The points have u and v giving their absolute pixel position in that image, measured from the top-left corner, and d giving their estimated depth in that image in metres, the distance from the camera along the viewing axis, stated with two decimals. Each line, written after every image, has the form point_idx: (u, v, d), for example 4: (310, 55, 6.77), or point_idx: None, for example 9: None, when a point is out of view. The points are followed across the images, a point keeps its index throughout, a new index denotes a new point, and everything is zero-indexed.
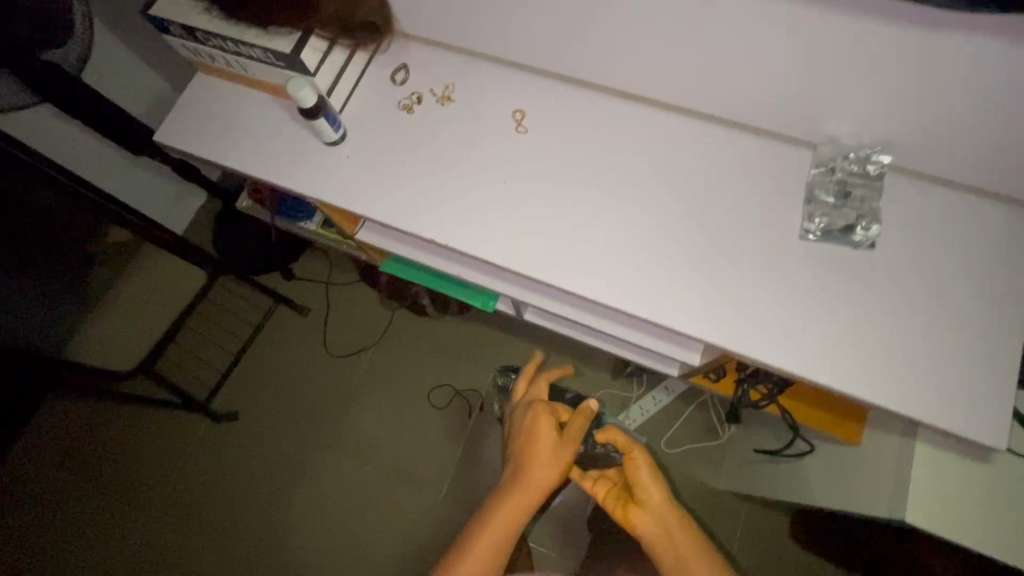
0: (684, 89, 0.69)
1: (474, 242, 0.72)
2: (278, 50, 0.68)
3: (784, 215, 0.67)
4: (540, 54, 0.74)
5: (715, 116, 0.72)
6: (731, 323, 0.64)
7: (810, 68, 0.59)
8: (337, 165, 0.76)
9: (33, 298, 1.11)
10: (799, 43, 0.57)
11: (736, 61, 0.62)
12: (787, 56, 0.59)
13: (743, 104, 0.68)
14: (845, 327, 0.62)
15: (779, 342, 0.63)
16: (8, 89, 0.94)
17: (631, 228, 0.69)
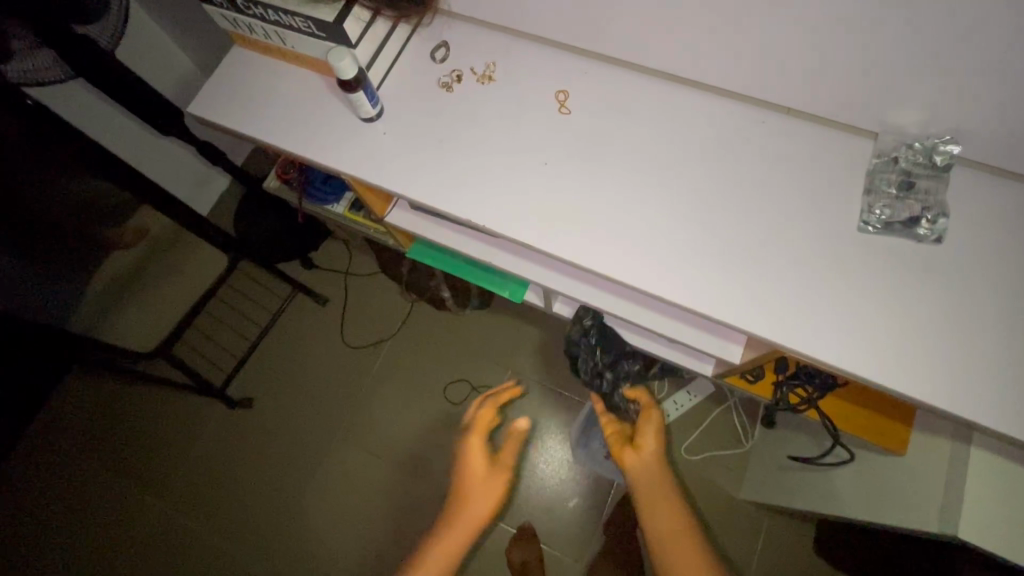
0: (739, 72, 0.66)
1: (513, 225, 0.69)
2: (322, 18, 0.66)
3: (841, 207, 0.63)
4: (587, 34, 0.72)
5: (767, 102, 0.69)
6: (785, 316, 0.61)
7: (882, 49, 0.56)
8: (374, 142, 0.74)
9: (57, 273, 1.10)
10: (873, 22, 0.54)
11: (800, 41, 0.59)
12: (858, 36, 0.55)
13: (801, 90, 0.64)
14: (906, 325, 0.58)
15: (835, 339, 0.59)
16: (48, 62, 0.94)
17: (678, 214, 0.66)
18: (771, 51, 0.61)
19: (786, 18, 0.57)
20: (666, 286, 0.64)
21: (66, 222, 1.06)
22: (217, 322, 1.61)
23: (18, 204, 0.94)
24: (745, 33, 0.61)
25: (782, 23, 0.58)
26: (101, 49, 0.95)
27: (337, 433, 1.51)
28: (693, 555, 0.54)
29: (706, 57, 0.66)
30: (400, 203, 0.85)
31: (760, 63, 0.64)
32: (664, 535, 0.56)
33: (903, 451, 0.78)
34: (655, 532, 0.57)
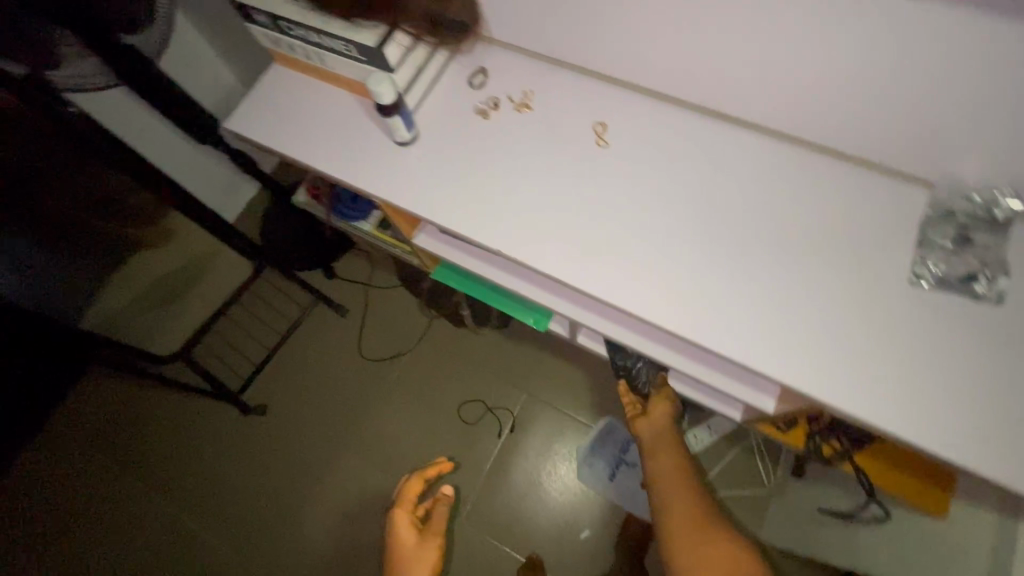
0: (787, 113, 0.64)
1: (543, 257, 0.67)
2: (364, 43, 0.65)
3: (891, 257, 0.60)
4: (628, 67, 0.70)
5: (816, 143, 0.66)
6: (825, 371, 0.57)
7: (951, 96, 0.53)
8: (407, 167, 0.74)
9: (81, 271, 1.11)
10: (936, 71, 0.51)
11: (855, 85, 0.56)
12: (917, 84, 0.53)
13: (854, 133, 0.62)
14: (961, 389, 0.54)
15: (881, 398, 0.55)
16: (89, 69, 0.96)
17: (714, 255, 0.64)
18: (827, 92, 0.59)
19: (848, 59, 0.54)
20: (700, 330, 0.61)
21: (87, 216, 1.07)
22: (237, 327, 1.62)
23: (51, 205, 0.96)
24: (800, 72, 0.59)
25: (841, 66, 0.55)
26: (144, 60, 0.97)
27: (347, 447, 1.50)
28: (684, 493, 0.82)
29: (755, 95, 0.64)
30: (428, 227, 0.85)
31: (813, 104, 0.61)
32: (666, 480, 0.84)
33: (945, 517, 0.74)
34: (662, 476, 0.85)
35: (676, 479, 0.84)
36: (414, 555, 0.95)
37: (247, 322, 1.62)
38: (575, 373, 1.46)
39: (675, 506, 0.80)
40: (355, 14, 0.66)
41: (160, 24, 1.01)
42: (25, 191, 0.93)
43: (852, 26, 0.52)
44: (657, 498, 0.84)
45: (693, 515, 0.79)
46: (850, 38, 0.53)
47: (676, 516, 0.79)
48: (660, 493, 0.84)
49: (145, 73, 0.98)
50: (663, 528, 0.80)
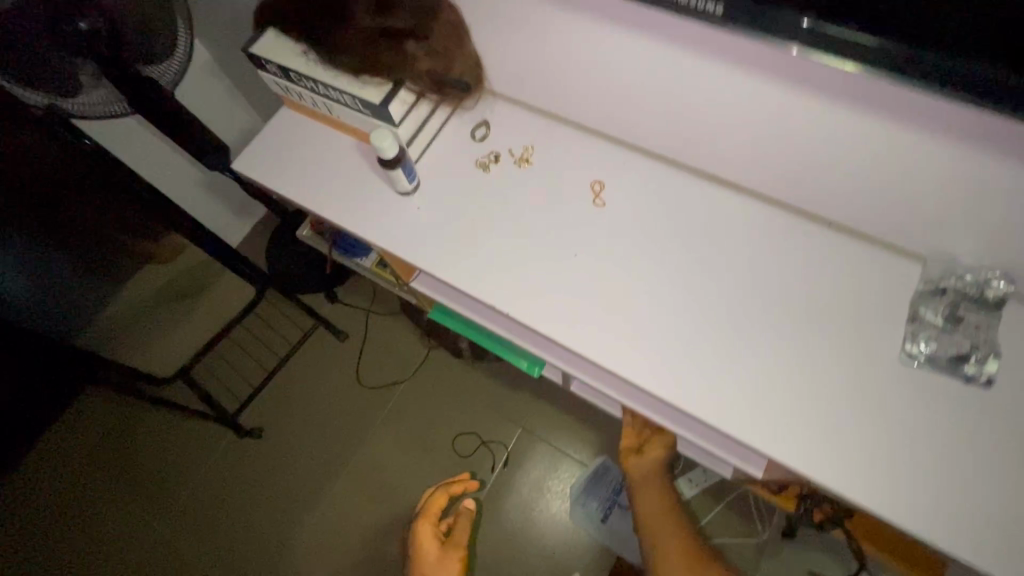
0: (782, 181, 0.65)
1: (535, 314, 0.68)
2: (367, 99, 0.68)
3: (880, 331, 0.60)
4: (628, 127, 0.72)
5: (810, 211, 0.67)
6: (811, 446, 0.57)
7: (941, 175, 0.54)
8: (408, 216, 0.75)
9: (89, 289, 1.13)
10: (928, 151, 0.52)
11: (846, 159, 0.58)
12: (908, 162, 0.54)
13: (845, 203, 0.63)
14: (948, 471, 0.54)
15: (870, 476, 0.55)
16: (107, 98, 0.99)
17: (704, 321, 0.64)
18: (823, 161, 0.60)
19: (841, 133, 0.56)
20: (691, 396, 0.61)
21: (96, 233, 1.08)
22: (236, 349, 1.63)
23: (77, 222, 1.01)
24: (798, 142, 0.60)
25: (834, 140, 0.56)
26: (161, 91, 1.00)
27: (338, 473, 1.49)
28: (671, 530, 0.87)
29: (750, 160, 0.65)
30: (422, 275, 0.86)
31: (807, 173, 0.62)
32: (655, 519, 0.88)
33: None
34: (652, 514, 0.89)
35: (660, 514, 0.89)
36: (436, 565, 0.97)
37: (246, 344, 1.63)
38: (570, 410, 1.45)
39: (662, 542, 0.86)
40: (362, 71, 0.68)
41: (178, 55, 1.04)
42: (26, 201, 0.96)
43: (845, 104, 0.53)
44: (646, 537, 0.88)
45: (681, 550, 0.84)
46: (844, 115, 0.54)
47: (664, 553, 0.85)
48: (649, 530, 0.88)
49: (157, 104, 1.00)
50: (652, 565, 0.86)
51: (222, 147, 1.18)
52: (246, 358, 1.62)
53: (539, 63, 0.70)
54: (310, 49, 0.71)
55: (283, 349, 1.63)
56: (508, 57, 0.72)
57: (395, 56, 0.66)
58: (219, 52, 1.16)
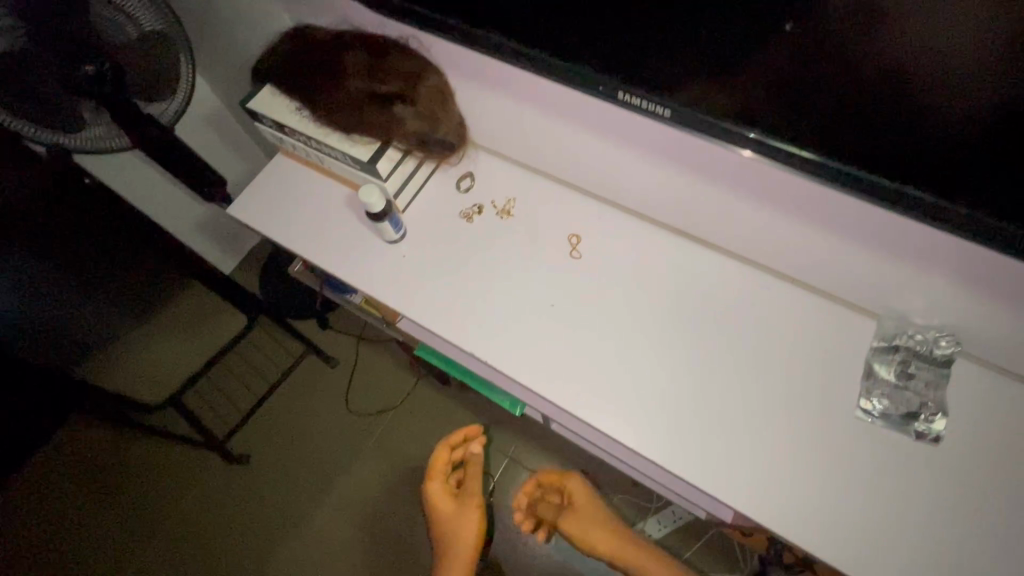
0: (746, 238, 0.69)
1: (513, 362, 0.71)
2: (358, 158, 0.72)
3: (838, 385, 0.64)
4: (604, 181, 0.76)
5: (773, 268, 0.71)
6: (770, 495, 0.60)
7: (888, 242, 0.58)
8: (395, 263, 0.79)
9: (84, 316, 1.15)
10: (874, 219, 0.56)
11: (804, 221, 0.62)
12: (855, 227, 0.58)
13: (805, 261, 0.67)
14: (899, 523, 0.57)
15: (825, 526, 0.58)
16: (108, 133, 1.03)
17: (673, 371, 0.68)
18: (782, 222, 0.64)
19: (797, 197, 0.60)
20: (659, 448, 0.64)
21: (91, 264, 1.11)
22: (228, 375, 1.65)
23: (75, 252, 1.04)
24: (760, 204, 0.64)
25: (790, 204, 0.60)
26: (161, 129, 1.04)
27: (325, 499, 1.50)
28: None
29: (718, 217, 0.69)
30: (407, 321, 0.91)
31: (770, 232, 0.66)
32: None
33: None
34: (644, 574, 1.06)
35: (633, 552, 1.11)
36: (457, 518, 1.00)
37: (238, 370, 1.65)
38: (555, 440, 1.47)
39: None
40: (352, 130, 0.72)
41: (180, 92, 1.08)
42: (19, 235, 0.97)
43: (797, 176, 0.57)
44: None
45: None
46: (797, 184, 0.58)
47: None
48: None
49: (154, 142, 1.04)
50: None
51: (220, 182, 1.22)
52: (236, 384, 1.63)
53: (523, 123, 0.75)
54: (304, 107, 0.75)
55: (274, 375, 1.65)
56: (492, 116, 0.77)
57: (383, 118, 0.70)
58: (220, 92, 1.21)
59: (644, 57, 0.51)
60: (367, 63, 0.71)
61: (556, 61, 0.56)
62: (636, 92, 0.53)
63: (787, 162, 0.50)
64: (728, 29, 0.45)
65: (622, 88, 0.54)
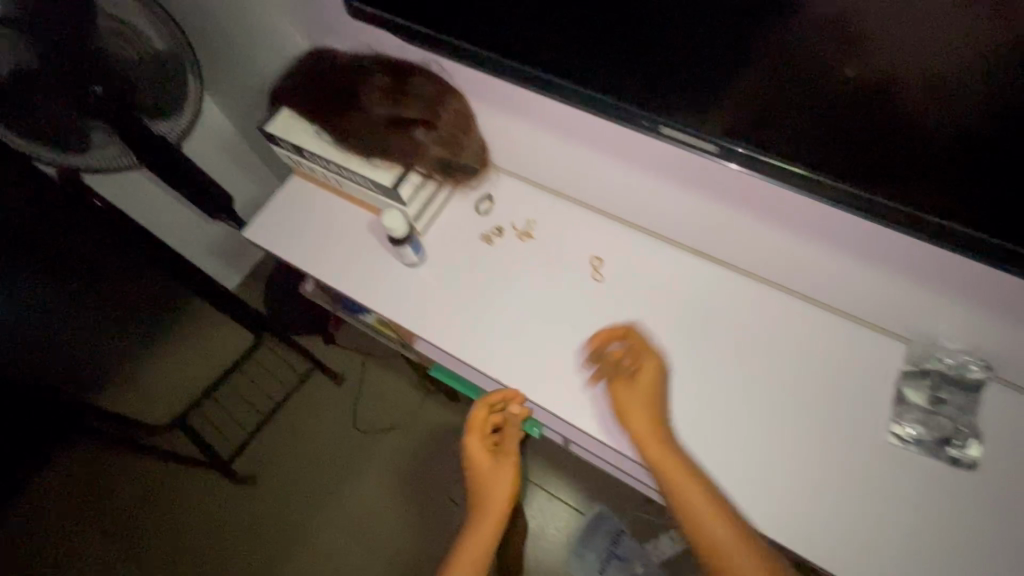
0: (764, 258, 0.70)
1: (536, 386, 0.70)
2: (381, 182, 0.71)
3: (868, 411, 0.63)
4: (626, 203, 0.76)
5: (789, 286, 0.71)
6: (803, 525, 0.59)
7: (910, 265, 0.59)
8: (414, 288, 0.78)
9: (91, 336, 1.14)
10: (897, 244, 0.58)
11: (825, 242, 0.63)
12: (878, 249, 0.60)
13: (825, 282, 0.67)
14: (908, 544, 0.57)
15: (860, 558, 0.57)
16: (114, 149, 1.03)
17: (700, 396, 0.67)
18: (804, 244, 0.65)
19: (818, 218, 0.61)
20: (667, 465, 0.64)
21: (98, 286, 1.09)
22: (234, 393, 1.63)
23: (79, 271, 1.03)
24: (779, 225, 0.64)
25: (815, 226, 0.62)
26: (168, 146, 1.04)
27: (332, 520, 1.48)
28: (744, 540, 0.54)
29: (735, 236, 0.70)
30: (423, 343, 0.90)
31: (789, 252, 0.67)
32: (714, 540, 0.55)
33: None
34: (713, 546, 0.55)
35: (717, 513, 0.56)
36: (494, 477, 0.72)
37: (243, 388, 1.63)
38: (565, 458, 1.50)
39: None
40: (374, 155, 0.71)
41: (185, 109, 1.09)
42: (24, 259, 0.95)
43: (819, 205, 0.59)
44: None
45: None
46: (817, 212, 0.61)
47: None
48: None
49: (166, 159, 1.05)
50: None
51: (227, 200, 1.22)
52: (240, 402, 1.61)
53: (545, 146, 0.75)
54: (324, 130, 0.74)
55: (280, 393, 1.63)
56: (514, 140, 0.78)
57: (405, 142, 0.69)
58: (230, 113, 1.21)
59: (685, 89, 0.53)
60: (389, 86, 0.70)
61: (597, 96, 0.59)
62: (674, 126, 0.56)
63: (810, 190, 0.52)
64: (770, 66, 0.47)
65: (663, 123, 0.56)
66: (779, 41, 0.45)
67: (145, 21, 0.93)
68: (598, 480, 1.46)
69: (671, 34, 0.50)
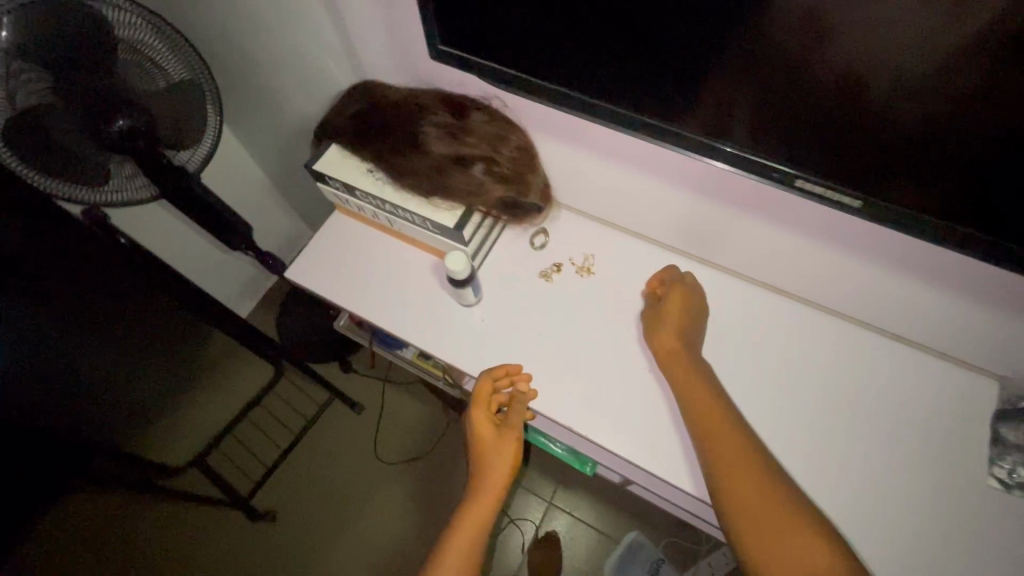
0: (795, 276, 0.80)
1: (606, 419, 0.75)
2: (443, 223, 0.68)
3: (903, 416, 0.75)
4: (678, 235, 0.84)
5: (815, 303, 0.82)
6: (869, 519, 0.70)
7: (963, 296, 0.67)
8: (473, 327, 0.82)
9: (127, 385, 1.08)
10: (944, 277, 0.66)
11: (868, 276, 0.72)
12: (929, 279, 0.67)
13: (848, 296, 0.78)
14: (882, 522, 0.69)
15: (933, 558, 0.68)
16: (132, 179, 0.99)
17: (759, 408, 0.77)
18: (839, 262, 0.73)
19: (850, 238, 0.68)
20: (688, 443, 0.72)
21: (128, 331, 1.04)
22: (252, 427, 1.58)
23: (109, 313, 0.98)
24: (819, 242, 0.71)
25: (862, 261, 0.70)
26: (186, 176, 1.01)
27: (362, 555, 1.44)
28: (732, 432, 0.65)
29: (768, 258, 0.79)
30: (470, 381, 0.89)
31: (819, 272, 0.76)
32: (707, 426, 0.66)
33: None
34: (706, 429, 0.66)
35: (713, 414, 0.67)
36: (494, 451, 0.76)
37: (262, 421, 1.59)
38: (597, 484, 1.51)
39: (734, 465, 0.63)
40: (434, 196, 0.68)
41: (206, 136, 1.05)
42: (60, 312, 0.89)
43: (865, 244, 0.68)
44: (708, 456, 0.64)
45: (748, 472, 0.62)
46: (870, 249, 0.68)
47: (748, 495, 0.60)
48: (713, 458, 0.64)
49: (185, 190, 1.03)
50: (738, 531, 0.60)
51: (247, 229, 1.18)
52: (259, 436, 1.57)
53: (608, 185, 0.82)
54: (378, 168, 0.71)
55: (299, 425, 1.59)
56: (576, 181, 0.85)
57: (464, 181, 0.66)
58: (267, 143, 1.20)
59: (829, 144, 0.48)
60: (449, 122, 0.67)
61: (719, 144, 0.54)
62: (819, 182, 0.51)
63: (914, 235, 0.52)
64: (931, 120, 0.42)
65: (797, 175, 0.52)
66: (937, 95, 0.40)
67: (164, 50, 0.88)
68: (627, 506, 1.49)
69: (829, 85, 0.44)
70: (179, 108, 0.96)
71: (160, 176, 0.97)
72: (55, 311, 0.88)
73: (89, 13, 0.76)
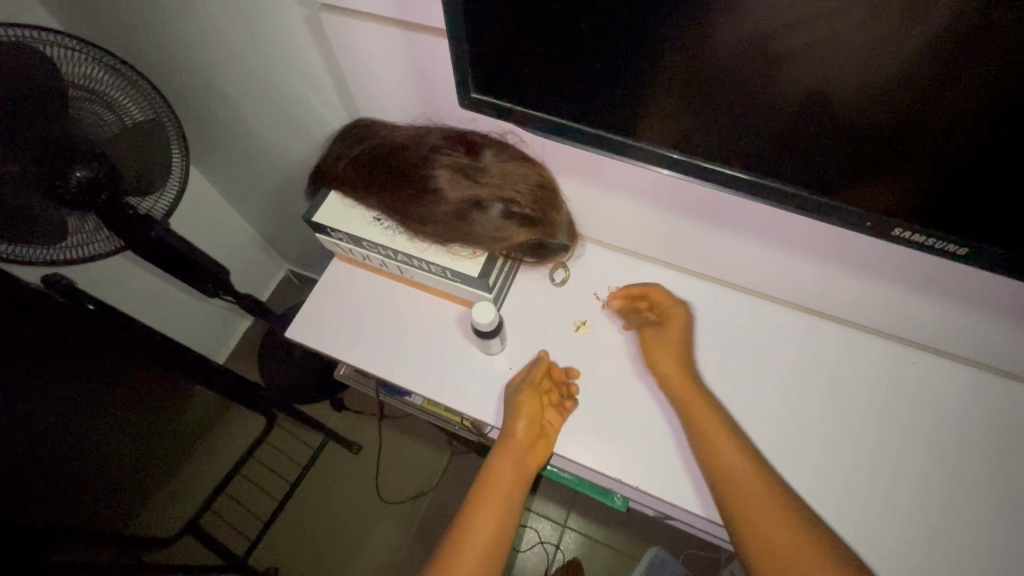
0: (817, 295, 0.76)
1: (647, 463, 0.70)
2: (465, 272, 0.65)
3: (954, 434, 0.71)
4: (703, 261, 0.80)
5: (851, 323, 0.79)
6: (937, 551, 0.66)
7: (997, 313, 0.65)
8: (494, 374, 0.77)
9: (106, 463, 0.98)
10: (979, 298, 0.64)
11: (902, 297, 0.69)
12: (963, 300, 0.65)
13: (878, 313, 0.74)
14: (936, 542, 0.66)
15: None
16: (93, 236, 0.89)
17: (808, 437, 0.72)
18: (871, 284, 0.69)
19: (877, 261, 0.65)
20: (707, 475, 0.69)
21: (103, 404, 0.94)
22: (243, 481, 1.48)
23: (80, 390, 0.89)
24: (850, 267, 0.68)
25: (894, 284, 0.68)
26: (156, 227, 0.92)
27: None
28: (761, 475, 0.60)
29: (796, 284, 0.76)
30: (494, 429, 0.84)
31: (846, 295, 0.73)
32: (711, 438, 0.65)
33: None
34: (709, 444, 0.65)
35: (707, 430, 0.65)
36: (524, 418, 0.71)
37: (254, 474, 1.49)
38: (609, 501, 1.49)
39: (757, 501, 0.60)
40: (451, 244, 0.64)
41: (174, 177, 0.94)
42: (26, 400, 0.79)
43: (900, 270, 0.65)
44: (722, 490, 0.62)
45: (759, 482, 0.61)
46: (904, 273, 0.65)
47: (771, 523, 0.58)
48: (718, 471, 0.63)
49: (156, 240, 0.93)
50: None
51: (217, 271, 1.09)
52: (252, 491, 1.47)
53: (626, 216, 0.78)
54: (385, 217, 0.66)
55: (293, 473, 1.50)
56: (592, 214, 0.80)
57: (485, 227, 0.61)
58: (247, 178, 1.12)
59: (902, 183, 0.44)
60: (462, 162, 0.62)
61: (799, 193, 0.45)
62: (917, 230, 0.43)
63: None
64: None
65: (887, 221, 0.44)
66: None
67: (115, 85, 0.79)
68: (645, 520, 1.45)
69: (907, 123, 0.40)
70: (141, 149, 0.86)
71: (128, 231, 0.88)
72: (18, 400, 0.78)
73: (25, 56, 0.67)
